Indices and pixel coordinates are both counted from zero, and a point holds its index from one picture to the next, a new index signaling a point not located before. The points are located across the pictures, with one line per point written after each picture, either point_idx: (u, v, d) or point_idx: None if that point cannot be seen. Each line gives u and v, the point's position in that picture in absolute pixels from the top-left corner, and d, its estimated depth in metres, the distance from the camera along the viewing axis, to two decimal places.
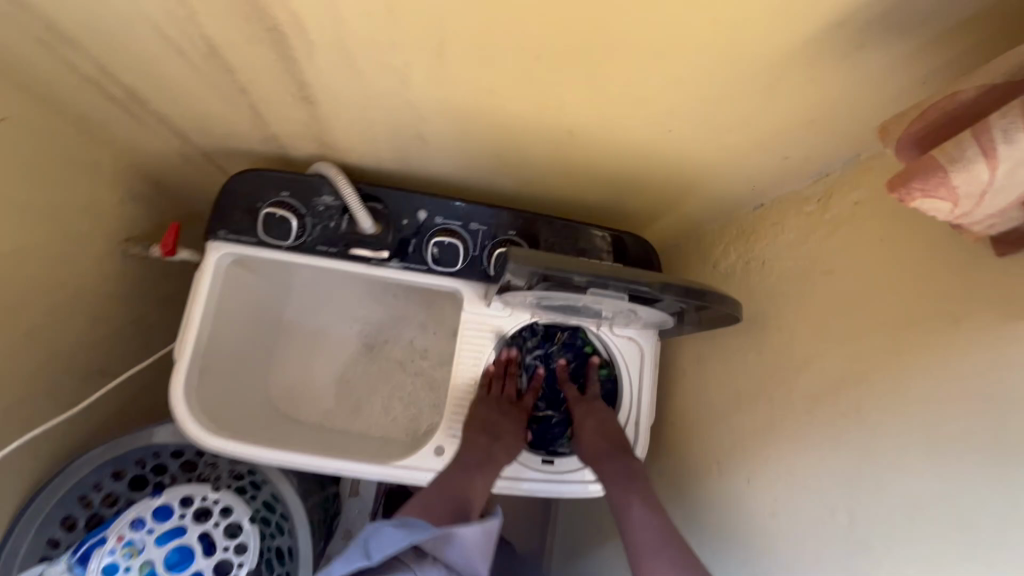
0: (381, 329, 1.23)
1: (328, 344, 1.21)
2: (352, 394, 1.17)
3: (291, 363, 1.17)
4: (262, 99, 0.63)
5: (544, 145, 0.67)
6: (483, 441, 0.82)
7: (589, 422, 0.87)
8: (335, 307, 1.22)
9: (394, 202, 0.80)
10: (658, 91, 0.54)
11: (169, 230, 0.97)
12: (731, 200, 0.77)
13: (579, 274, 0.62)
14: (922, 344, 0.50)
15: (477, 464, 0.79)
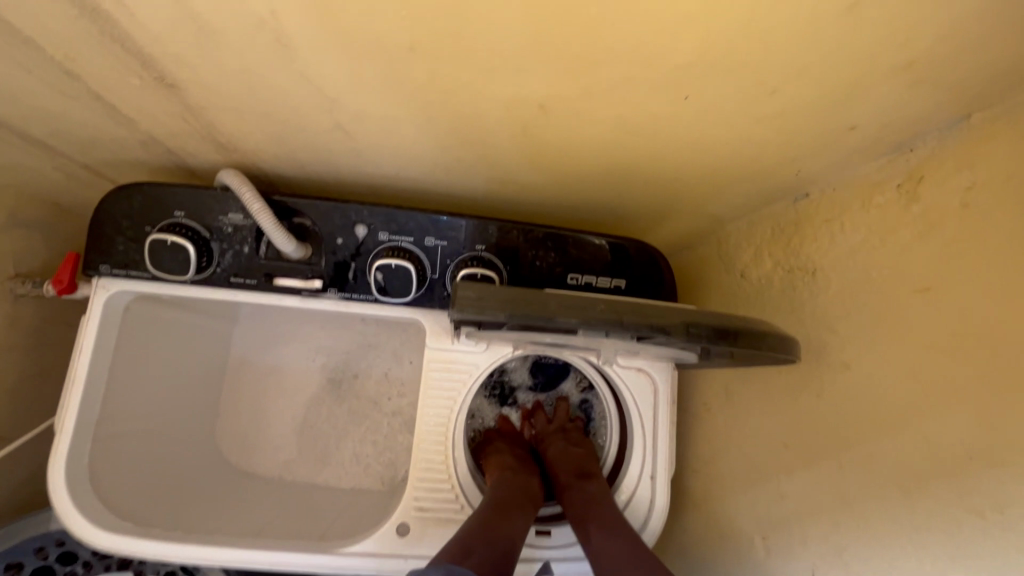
0: (348, 361, 1.03)
1: (287, 383, 1.01)
2: (318, 441, 0.98)
3: (242, 407, 0.98)
4: (109, 86, 0.45)
5: (510, 132, 0.48)
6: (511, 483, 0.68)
7: (557, 449, 0.75)
8: (291, 339, 1.02)
9: (324, 217, 0.61)
10: (667, 34, 0.35)
11: (64, 261, 0.79)
12: (767, 193, 0.58)
13: (565, 317, 0.43)
14: None
15: (514, 502, 0.66)
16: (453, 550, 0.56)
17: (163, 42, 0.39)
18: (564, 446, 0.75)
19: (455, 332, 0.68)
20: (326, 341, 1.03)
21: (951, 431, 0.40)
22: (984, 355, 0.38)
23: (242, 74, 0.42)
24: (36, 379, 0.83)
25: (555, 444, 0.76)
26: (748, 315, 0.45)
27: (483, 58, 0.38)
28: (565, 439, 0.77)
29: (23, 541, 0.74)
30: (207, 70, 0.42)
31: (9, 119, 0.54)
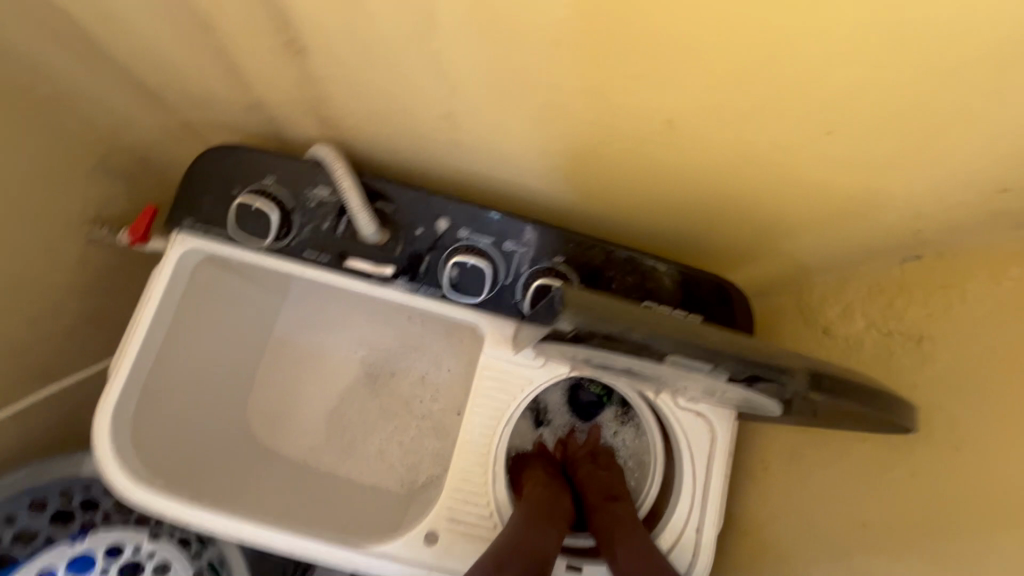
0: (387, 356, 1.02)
1: (321, 369, 1.00)
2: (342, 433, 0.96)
3: (272, 385, 0.96)
4: (242, 44, 0.45)
5: (626, 144, 0.47)
6: (539, 495, 0.65)
7: (587, 470, 0.72)
8: (335, 325, 1.01)
9: (408, 206, 0.61)
10: (836, 59, 0.33)
11: (142, 212, 0.81)
12: (878, 250, 0.54)
13: (663, 336, 0.41)
14: None
15: (544, 515, 0.63)
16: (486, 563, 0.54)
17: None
18: (594, 468, 0.72)
19: (516, 343, 0.66)
20: (367, 337, 1.02)
21: None
22: None
23: (375, 44, 0.41)
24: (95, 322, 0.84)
25: (585, 465, 0.73)
26: (857, 371, 0.43)
27: (629, 59, 0.37)
28: (596, 462, 0.74)
29: (52, 480, 0.73)
30: (341, 35, 0.41)
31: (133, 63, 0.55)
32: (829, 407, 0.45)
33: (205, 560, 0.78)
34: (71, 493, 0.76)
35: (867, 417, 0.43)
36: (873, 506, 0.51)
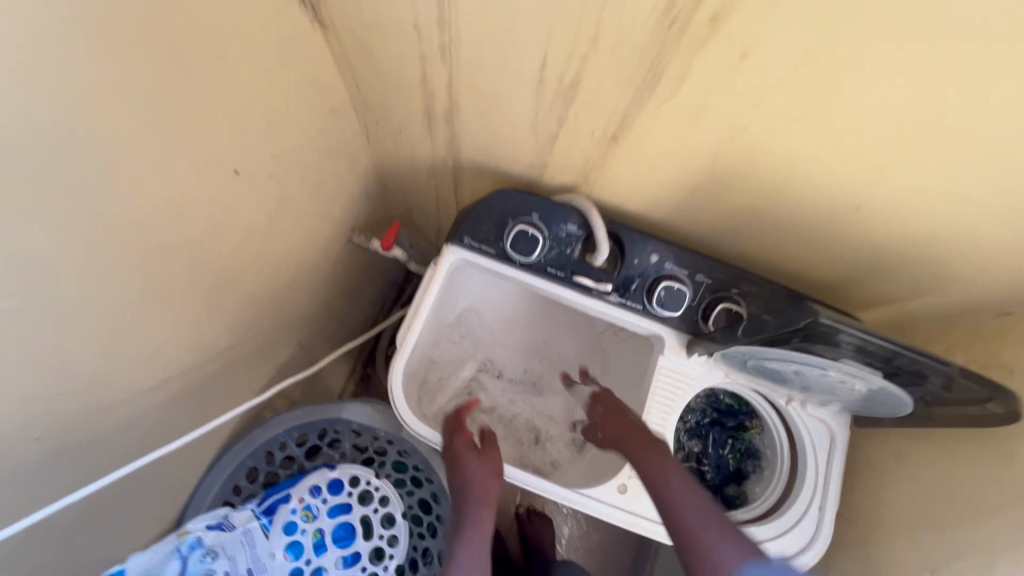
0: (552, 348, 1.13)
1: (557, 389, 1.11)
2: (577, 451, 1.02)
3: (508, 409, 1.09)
4: (570, 131, 0.71)
5: (813, 218, 0.70)
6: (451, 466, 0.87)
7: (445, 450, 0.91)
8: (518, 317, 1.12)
9: (632, 243, 0.84)
10: (1000, 175, 0.54)
11: (390, 227, 1.08)
12: (975, 306, 0.75)
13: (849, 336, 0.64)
14: None
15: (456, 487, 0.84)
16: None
17: (647, 113, 0.62)
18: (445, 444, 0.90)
19: (688, 350, 0.88)
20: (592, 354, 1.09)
21: None
22: None
23: (673, 139, 0.65)
24: (327, 301, 1.11)
25: (460, 442, 0.89)
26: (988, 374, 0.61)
27: (846, 168, 0.60)
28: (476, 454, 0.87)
29: (317, 420, 0.96)
30: (650, 132, 0.65)
31: (461, 124, 0.80)
32: (948, 394, 0.65)
33: (416, 496, 0.98)
34: (323, 432, 0.99)
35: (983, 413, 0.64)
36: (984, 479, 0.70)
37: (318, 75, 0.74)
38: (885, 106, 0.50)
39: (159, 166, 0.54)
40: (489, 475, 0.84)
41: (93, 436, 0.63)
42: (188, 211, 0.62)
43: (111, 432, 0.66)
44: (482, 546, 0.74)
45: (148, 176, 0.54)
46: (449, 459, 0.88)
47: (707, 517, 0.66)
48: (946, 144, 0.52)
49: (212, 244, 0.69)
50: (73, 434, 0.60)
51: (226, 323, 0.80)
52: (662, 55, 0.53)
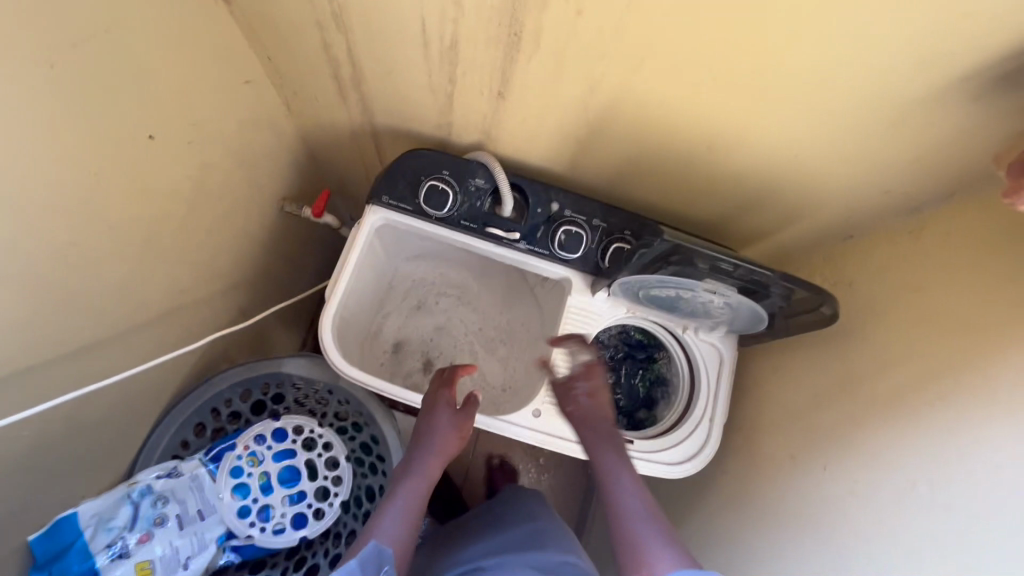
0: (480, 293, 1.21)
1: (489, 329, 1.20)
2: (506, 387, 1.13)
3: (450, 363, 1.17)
4: (463, 89, 0.79)
5: (680, 160, 0.81)
6: (426, 415, 0.95)
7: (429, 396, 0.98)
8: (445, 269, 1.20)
9: (533, 194, 0.93)
10: (810, 106, 0.64)
11: (320, 195, 1.14)
12: (826, 231, 0.87)
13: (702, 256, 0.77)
14: (984, 349, 0.63)
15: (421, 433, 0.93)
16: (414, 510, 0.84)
17: (522, 67, 0.70)
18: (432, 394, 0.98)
19: (592, 289, 0.98)
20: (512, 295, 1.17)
21: (914, 375, 0.70)
22: (939, 331, 0.69)
23: (551, 90, 0.73)
24: (267, 270, 1.17)
25: (445, 395, 0.96)
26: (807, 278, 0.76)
27: (691, 110, 0.70)
28: (451, 411, 0.94)
29: (258, 375, 1.02)
30: (532, 85, 0.73)
31: (369, 88, 0.86)
32: (786, 299, 0.79)
33: (358, 441, 1.07)
34: (266, 388, 1.05)
35: (816, 313, 0.78)
36: (840, 373, 0.82)
37: (227, 44, 0.79)
38: (701, 50, 0.60)
39: (71, 126, 0.60)
40: (451, 431, 0.92)
41: (42, 386, 0.68)
42: (107, 170, 0.67)
43: (58, 383, 0.70)
44: (419, 486, 0.86)
45: (62, 134, 0.59)
46: (431, 408, 0.95)
47: (645, 517, 0.74)
48: (760, 82, 0.62)
49: (137, 204, 0.74)
50: (21, 383, 0.65)
51: (163, 284, 0.85)
52: (517, 12, 0.61)
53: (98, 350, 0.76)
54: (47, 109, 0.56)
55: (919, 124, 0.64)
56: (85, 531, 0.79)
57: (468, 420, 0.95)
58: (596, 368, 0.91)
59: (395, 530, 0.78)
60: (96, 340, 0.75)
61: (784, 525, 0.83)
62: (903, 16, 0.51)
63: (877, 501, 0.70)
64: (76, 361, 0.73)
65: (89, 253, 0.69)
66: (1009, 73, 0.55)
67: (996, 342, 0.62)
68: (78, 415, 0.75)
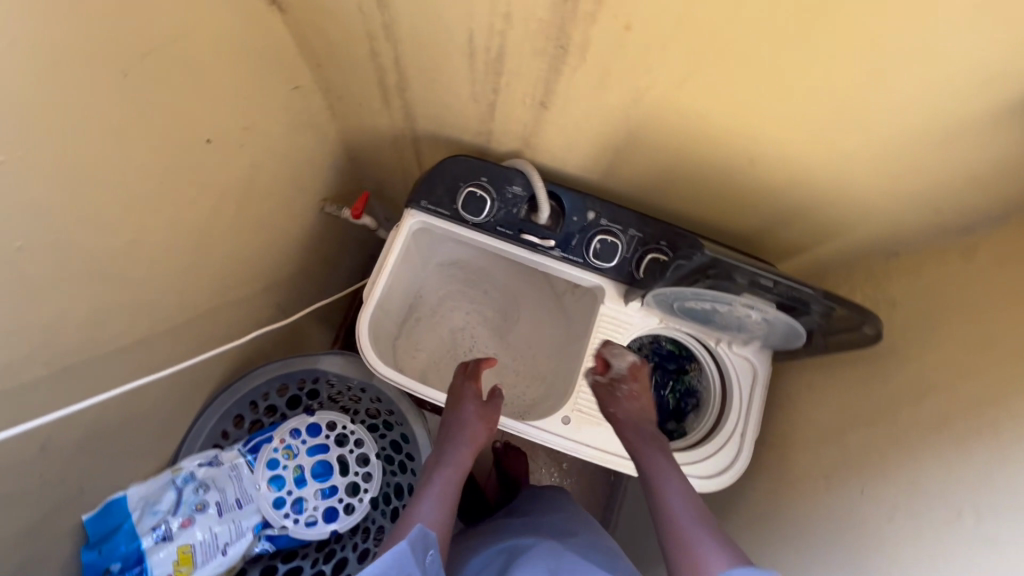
0: (509, 296, 1.23)
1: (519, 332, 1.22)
2: (538, 392, 1.13)
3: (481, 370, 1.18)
4: (505, 98, 0.80)
5: (721, 172, 0.80)
6: (452, 407, 0.98)
7: (455, 388, 1.01)
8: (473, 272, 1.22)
9: (569, 202, 0.94)
10: (858, 121, 0.63)
11: (359, 197, 1.16)
12: (869, 248, 0.85)
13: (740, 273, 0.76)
14: None
15: (452, 425, 0.95)
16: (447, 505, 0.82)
17: (566, 78, 0.71)
18: (456, 387, 1.01)
19: (626, 299, 0.98)
20: (542, 296, 1.20)
21: (962, 400, 0.68)
22: (989, 356, 0.67)
23: (592, 101, 0.74)
24: (306, 268, 1.20)
25: (472, 389, 0.99)
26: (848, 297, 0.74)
27: (736, 124, 0.69)
28: (477, 402, 0.97)
29: (295, 370, 1.05)
30: (574, 95, 0.74)
31: (413, 95, 0.88)
32: (826, 318, 0.78)
33: (388, 439, 1.09)
34: (301, 383, 1.08)
35: (859, 333, 0.77)
36: (880, 395, 0.80)
37: (279, 52, 0.82)
38: (749, 65, 0.59)
39: (137, 131, 0.63)
40: (479, 422, 0.95)
41: (102, 375, 0.72)
42: (164, 171, 0.70)
43: (112, 373, 0.74)
44: (453, 476, 0.87)
45: (126, 137, 0.63)
46: (458, 400, 0.98)
47: (696, 521, 0.73)
48: (810, 98, 0.61)
49: (191, 204, 0.77)
50: (80, 371, 0.68)
51: (210, 281, 0.88)
52: (565, 25, 0.61)
53: (148, 342, 0.79)
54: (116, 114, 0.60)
55: (975, 142, 0.62)
56: (132, 513, 0.84)
57: (495, 412, 0.98)
58: (640, 371, 0.96)
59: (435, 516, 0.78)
60: (148, 332, 0.78)
61: (819, 547, 0.81)
62: (961, 34, 0.50)
63: (916, 527, 0.68)
64: (133, 352, 0.77)
65: (147, 250, 0.72)
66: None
67: None
68: (131, 403, 0.79)
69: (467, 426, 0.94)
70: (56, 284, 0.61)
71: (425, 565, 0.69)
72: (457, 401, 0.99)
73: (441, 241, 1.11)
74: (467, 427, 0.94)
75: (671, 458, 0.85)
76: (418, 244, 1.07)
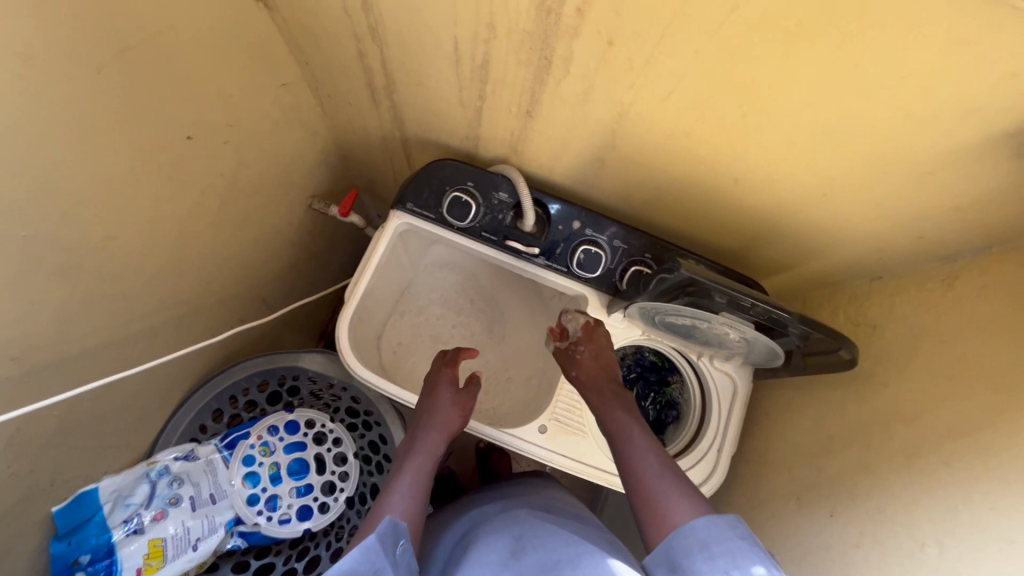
0: (494, 299, 1.23)
1: (503, 337, 1.22)
2: (519, 397, 1.13)
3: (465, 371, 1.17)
4: (492, 105, 0.79)
5: (706, 189, 0.79)
6: (426, 394, 0.99)
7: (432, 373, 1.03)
8: (460, 274, 1.22)
9: (556, 211, 0.94)
10: (842, 147, 0.63)
11: (348, 195, 1.15)
12: (852, 270, 0.85)
13: (720, 292, 0.76)
14: (1011, 414, 0.60)
15: (425, 412, 0.95)
16: (417, 492, 0.82)
17: (551, 89, 0.70)
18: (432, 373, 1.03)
19: (609, 309, 0.98)
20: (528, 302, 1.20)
21: (934, 430, 0.68)
22: (962, 387, 0.67)
23: (579, 113, 0.73)
24: (292, 264, 1.20)
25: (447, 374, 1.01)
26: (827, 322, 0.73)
27: (720, 144, 0.69)
28: (453, 390, 0.99)
29: (276, 367, 1.05)
30: (560, 107, 0.73)
31: (401, 98, 0.87)
32: (803, 341, 0.78)
33: (367, 439, 1.09)
34: (282, 379, 1.08)
35: (836, 358, 0.77)
36: (855, 418, 0.80)
37: (266, 50, 0.81)
38: (733, 87, 0.59)
39: (114, 129, 0.63)
40: (452, 409, 0.96)
41: (77, 371, 0.72)
42: (144, 169, 0.69)
43: (87, 371, 0.74)
44: (424, 465, 0.86)
45: (103, 135, 0.62)
46: (433, 389, 0.99)
47: (661, 474, 0.75)
48: (793, 122, 0.61)
49: (170, 201, 0.76)
50: (50, 370, 0.68)
51: (191, 277, 0.87)
52: (550, 39, 0.61)
53: (126, 340, 0.79)
54: (90, 112, 0.59)
55: (958, 174, 0.61)
56: (104, 505, 0.84)
57: (469, 402, 0.99)
58: (596, 330, 0.97)
59: (405, 507, 0.78)
60: (126, 330, 0.78)
61: (788, 567, 0.81)
62: (943, 68, 0.49)
63: (882, 555, 0.68)
64: (111, 348, 0.77)
65: (124, 247, 0.72)
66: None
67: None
68: (105, 398, 0.79)
69: (441, 413, 0.95)
70: (27, 282, 0.60)
71: (395, 560, 0.67)
72: (433, 387, 1.01)
73: (427, 242, 1.11)
74: (439, 414, 0.94)
75: (633, 414, 0.88)
76: (404, 245, 1.07)
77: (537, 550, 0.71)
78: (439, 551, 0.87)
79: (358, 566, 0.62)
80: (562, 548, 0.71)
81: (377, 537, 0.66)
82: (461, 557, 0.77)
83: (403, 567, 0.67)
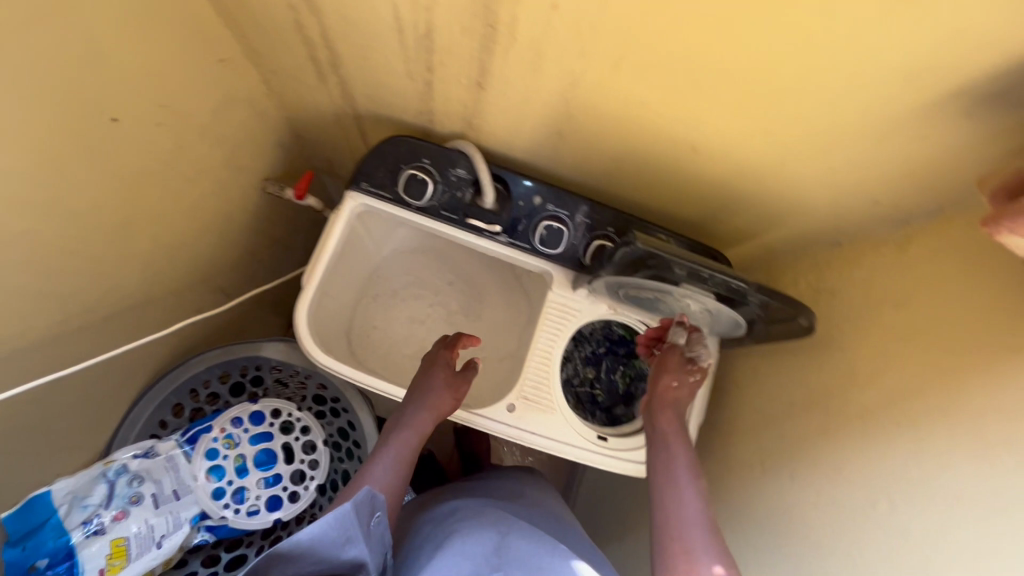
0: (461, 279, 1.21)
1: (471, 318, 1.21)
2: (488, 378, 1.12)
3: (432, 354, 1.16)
4: (442, 77, 0.76)
5: (665, 159, 0.78)
6: (421, 372, 0.96)
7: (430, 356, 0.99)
8: (425, 255, 1.19)
9: (516, 186, 0.91)
10: (797, 112, 0.61)
11: (302, 177, 1.10)
12: (812, 236, 0.85)
13: (680, 263, 0.76)
14: (960, 374, 0.61)
15: (417, 389, 0.93)
16: (400, 466, 0.82)
17: (501, 58, 0.67)
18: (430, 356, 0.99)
19: (574, 285, 0.97)
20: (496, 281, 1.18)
21: (888, 391, 0.69)
22: (915, 349, 0.68)
23: (531, 82, 0.70)
24: (250, 251, 1.15)
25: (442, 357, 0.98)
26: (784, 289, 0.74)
27: (675, 111, 0.67)
28: (448, 372, 0.95)
29: (236, 358, 1.03)
30: (511, 76, 0.70)
31: (348, 75, 0.83)
32: (762, 310, 0.78)
33: (335, 426, 1.08)
34: (244, 369, 1.06)
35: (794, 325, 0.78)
36: (816, 383, 0.81)
37: (198, 23, 0.76)
38: (684, 51, 0.57)
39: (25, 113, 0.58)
40: (445, 392, 0.93)
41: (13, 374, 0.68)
42: (67, 161, 0.65)
43: (26, 373, 0.70)
44: (409, 440, 0.86)
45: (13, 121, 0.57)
46: (427, 367, 0.96)
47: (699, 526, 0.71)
48: (746, 86, 0.59)
49: (103, 192, 0.72)
50: None
51: (134, 269, 0.83)
52: (493, 4, 0.58)
53: (65, 338, 0.74)
54: (6, 98, 0.54)
55: (911, 136, 0.61)
56: (59, 509, 0.80)
57: (464, 386, 0.96)
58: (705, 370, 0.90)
59: (386, 479, 0.79)
60: (64, 327, 0.74)
61: (753, 530, 0.83)
62: (892, 29, 0.48)
63: (841, 515, 0.70)
64: (52, 348, 0.73)
65: (53, 240, 0.67)
66: (1000, 92, 0.52)
67: (974, 368, 0.60)
68: (50, 400, 0.76)
69: (435, 397, 0.92)
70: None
71: (369, 531, 0.64)
72: (428, 366, 0.97)
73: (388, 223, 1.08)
74: (429, 392, 0.92)
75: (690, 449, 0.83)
76: (363, 227, 1.03)
77: (518, 551, 0.71)
78: (418, 527, 0.88)
79: (330, 531, 0.60)
80: (544, 558, 0.70)
81: (355, 503, 0.63)
82: (439, 543, 0.76)
83: (374, 541, 0.65)
